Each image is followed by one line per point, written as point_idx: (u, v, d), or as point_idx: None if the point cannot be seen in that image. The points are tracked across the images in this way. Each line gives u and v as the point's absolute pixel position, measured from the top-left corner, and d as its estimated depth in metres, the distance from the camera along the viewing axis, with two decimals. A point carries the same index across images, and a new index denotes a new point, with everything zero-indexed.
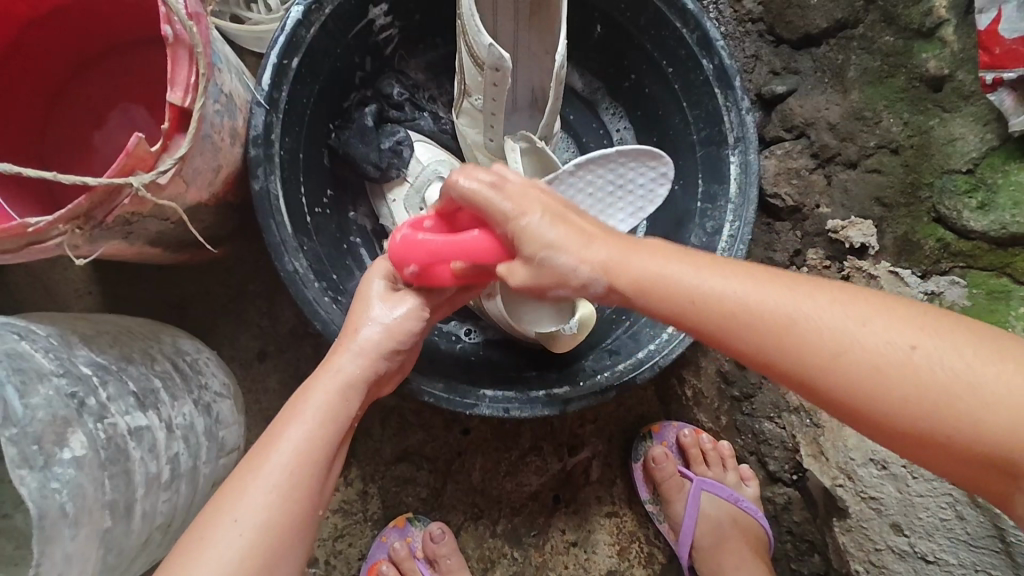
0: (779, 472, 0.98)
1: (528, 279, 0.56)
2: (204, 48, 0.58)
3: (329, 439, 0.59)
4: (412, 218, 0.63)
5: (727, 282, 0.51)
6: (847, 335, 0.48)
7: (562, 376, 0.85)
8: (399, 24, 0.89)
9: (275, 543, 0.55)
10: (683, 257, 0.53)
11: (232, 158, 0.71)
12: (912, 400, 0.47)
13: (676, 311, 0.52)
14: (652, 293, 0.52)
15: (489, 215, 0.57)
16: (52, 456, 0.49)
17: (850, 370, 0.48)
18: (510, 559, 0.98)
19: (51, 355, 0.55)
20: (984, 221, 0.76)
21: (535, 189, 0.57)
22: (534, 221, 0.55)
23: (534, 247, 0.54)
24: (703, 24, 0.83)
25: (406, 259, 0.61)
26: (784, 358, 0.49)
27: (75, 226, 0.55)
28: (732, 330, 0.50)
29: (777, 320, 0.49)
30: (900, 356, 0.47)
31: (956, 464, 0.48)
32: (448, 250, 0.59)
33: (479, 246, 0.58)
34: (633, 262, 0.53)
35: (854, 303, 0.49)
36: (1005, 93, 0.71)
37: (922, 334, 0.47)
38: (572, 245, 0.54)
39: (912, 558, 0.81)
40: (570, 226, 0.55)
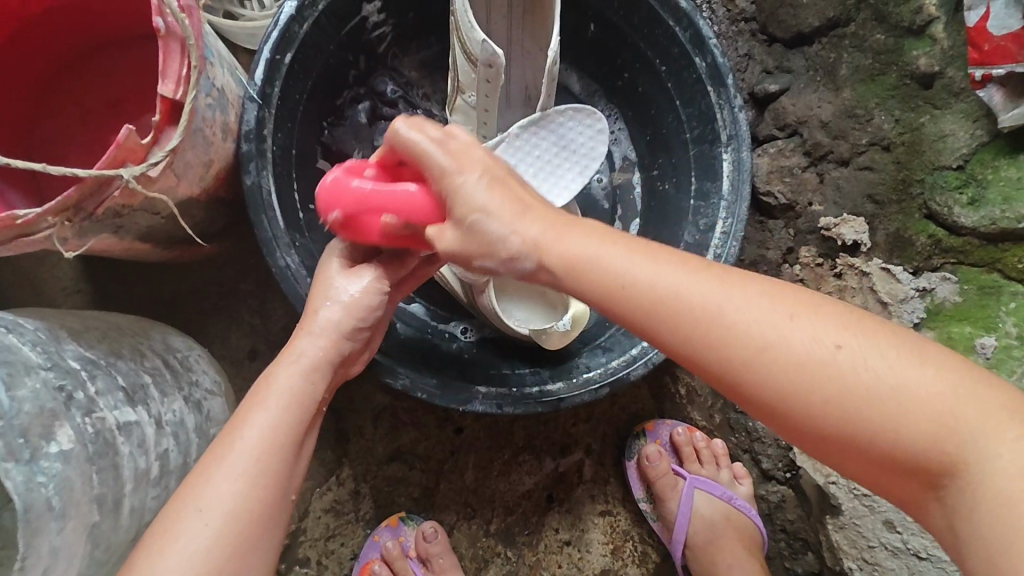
0: (772, 471, 0.99)
1: (456, 240, 0.56)
2: (195, 40, 0.58)
3: (297, 423, 0.59)
4: (352, 165, 0.63)
5: (661, 272, 0.51)
6: (773, 331, 0.49)
7: (556, 373, 0.86)
8: (393, 21, 0.89)
9: (249, 530, 0.55)
10: (620, 243, 0.53)
11: (223, 153, 0.71)
12: (835, 400, 0.48)
13: (602, 294, 0.52)
14: (581, 276, 0.53)
15: (426, 169, 0.58)
16: (39, 449, 0.48)
17: (778, 365, 0.48)
18: (503, 559, 0.97)
19: (39, 348, 0.54)
20: (975, 217, 0.76)
21: (480, 153, 0.58)
22: (469, 181, 0.56)
23: (466, 210, 0.55)
24: (695, 22, 0.83)
25: (331, 205, 0.60)
26: (706, 352, 0.50)
27: (64, 218, 0.55)
28: (659, 318, 0.51)
29: (705, 309, 0.50)
30: (826, 356, 0.48)
31: (871, 470, 0.49)
32: (379, 198, 0.59)
33: (414, 202, 0.59)
34: (567, 241, 0.53)
35: (783, 300, 0.50)
36: (994, 88, 0.72)
37: (845, 334, 0.48)
38: (503, 214, 0.54)
39: (906, 554, 0.80)
40: (504, 193, 0.56)
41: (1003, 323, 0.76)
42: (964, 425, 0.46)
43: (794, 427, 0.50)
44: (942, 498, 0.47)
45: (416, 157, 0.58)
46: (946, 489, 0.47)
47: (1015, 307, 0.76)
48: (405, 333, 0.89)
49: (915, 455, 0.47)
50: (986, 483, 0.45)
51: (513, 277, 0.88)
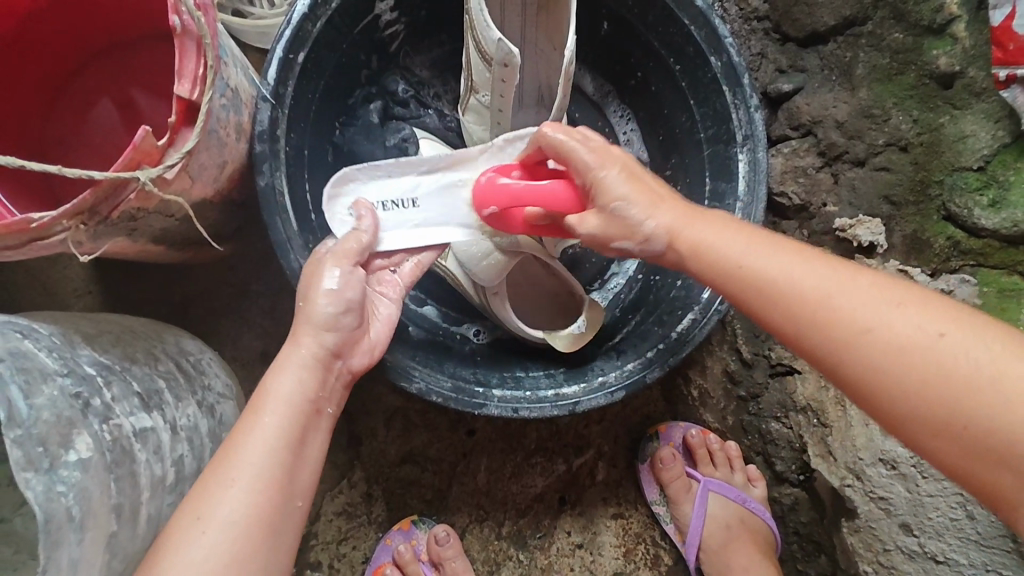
0: (786, 472, 0.97)
1: (598, 225, 0.58)
2: (212, 39, 0.57)
3: (291, 427, 0.58)
4: (502, 164, 0.66)
5: (773, 258, 0.53)
6: (875, 313, 0.50)
7: (570, 376, 0.85)
8: (405, 20, 0.88)
9: (248, 538, 0.54)
10: (737, 232, 0.55)
11: (237, 154, 0.70)
12: (930, 385, 0.48)
13: (719, 275, 0.54)
14: (700, 260, 0.55)
15: (569, 166, 0.59)
16: (58, 457, 0.47)
17: (879, 347, 0.49)
18: (516, 562, 0.97)
19: (55, 355, 0.53)
20: (996, 219, 0.76)
21: (618, 152, 0.59)
22: (610, 177, 0.56)
23: (607, 199, 0.56)
24: (712, 21, 0.82)
25: (488, 201, 0.65)
26: (809, 332, 0.51)
27: (79, 221, 0.54)
28: (762, 299, 0.52)
29: (814, 291, 0.51)
30: (929, 341, 0.48)
31: (969, 462, 0.48)
32: (534, 197, 0.61)
33: (555, 195, 0.61)
34: (694, 226, 0.56)
35: (888, 289, 0.51)
36: (1017, 89, 0.71)
37: (952, 325, 0.48)
38: (642, 205, 0.56)
39: (923, 558, 0.80)
40: (643, 186, 0.57)
41: None
42: None
43: (888, 415, 0.50)
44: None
45: (562, 157, 0.59)
46: None
47: None
48: (418, 337, 0.88)
49: (1016, 449, 0.46)
50: None
51: (524, 276, 0.87)
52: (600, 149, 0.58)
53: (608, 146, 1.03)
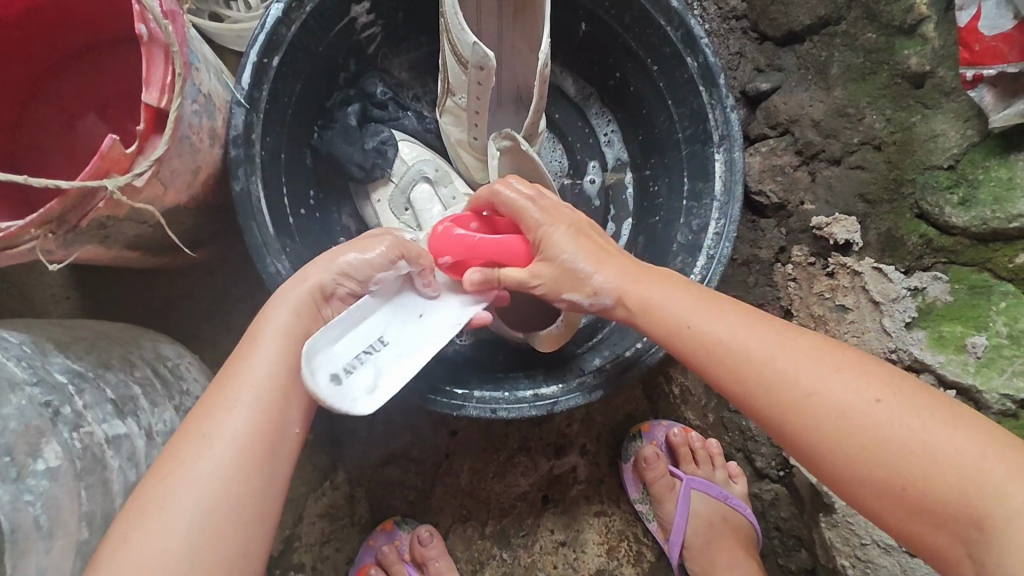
0: (766, 469, 0.99)
1: (553, 272, 0.62)
2: (180, 47, 0.57)
3: (289, 358, 0.56)
4: (456, 217, 0.66)
5: (716, 319, 0.57)
6: (815, 378, 0.53)
7: (549, 376, 0.85)
8: (382, 22, 0.88)
9: (241, 470, 0.52)
10: (693, 294, 0.59)
11: (211, 158, 0.70)
12: (866, 447, 0.50)
13: (671, 334, 0.58)
14: (654, 317, 0.59)
15: (523, 219, 0.63)
16: (25, 467, 0.47)
17: (819, 413, 0.52)
18: (500, 560, 0.97)
19: (24, 364, 0.54)
20: (965, 217, 0.76)
21: (571, 212, 0.65)
22: (558, 233, 0.62)
23: (560, 253, 0.61)
24: (687, 21, 0.82)
25: (442, 250, 0.63)
26: (753, 394, 0.55)
27: (47, 230, 0.54)
28: (709, 357, 0.56)
29: (758, 353, 0.54)
30: (863, 406, 0.51)
31: (906, 520, 0.50)
32: (489, 247, 0.63)
33: (510, 245, 0.64)
34: (646, 284, 0.60)
35: (831, 354, 0.54)
36: (985, 89, 0.72)
37: (891, 392, 0.51)
38: (593, 261, 0.61)
39: (898, 552, 0.81)
40: (591, 242, 0.63)
41: (993, 321, 0.75)
42: (990, 483, 0.47)
43: (835, 476, 0.53)
44: (970, 553, 0.48)
45: (513, 212, 0.64)
46: (975, 544, 0.47)
47: (1005, 306, 0.75)
48: None
49: (945, 510, 0.48)
50: (1011, 541, 0.45)
51: (513, 308, 0.87)
52: (557, 207, 0.65)
53: (588, 146, 1.04)
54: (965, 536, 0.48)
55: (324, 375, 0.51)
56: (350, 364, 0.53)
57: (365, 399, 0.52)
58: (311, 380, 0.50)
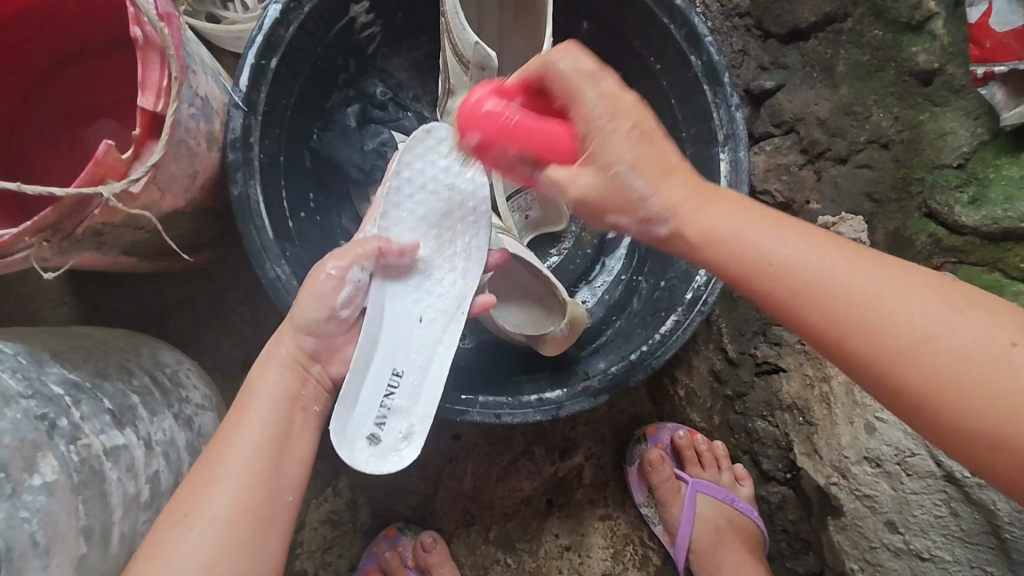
0: (772, 471, 0.97)
1: (596, 185, 0.48)
2: (176, 50, 0.56)
3: (277, 424, 0.57)
4: (494, 82, 0.52)
5: (810, 252, 0.46)
6: (936, 325, 0.44)
7: (554, 380, 0.84)
8: (381, 22, 0.87)
9: (236, 535, 0.53)
10: (772, 224, 0.48)
11: (209, 162, 0.69)
12: (997, 397, 0.43)
13: (751, 275, 0.47)
14: (720, 251, 0.48)
15: (574, 104, 0.47)
16: (21, 482, 0.46)
17: (939, 362, 0.44)
18: (504, 566, 0.96)
19: (19, 376, 0.52)
20: (977, 216, 0.75)
21: (625, 95, 0.48)
22: (617, 129, 0.47)
23: (612, 159, 0.47)
24: (691, 19, 0.81)
25: (471, 126, 0.50)
26: (854, 343, 0.46)
27: (41, 238, 0.53)
28: (803, 304, 0.46)
29: (866, 298, 0.45)
30: (995, 352, 0.44)
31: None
32: (525, 134, 0.48)
33: (552, 133, 0.48)
34: (712, 211, 0.48)
35: (949, 293, 0.46)
36: (995, 87, 0.70)
37: (1018, 331, 0.44)
38: (652, 180, 0.47)
39: (908, 556, 0.79)
40: (656, 149, 0.48)
41: None
42: None
43: (948, 431, 0.45)
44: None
45: (567, 92, 0.48)
46: None
47: (1020, 306, 0.72)
48: None
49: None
50: None
51: (508, 281, 0.87)
52: (612, 89, 0.47)
53: None
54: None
55: (362, 442, 0.59)
56: (379, 420, 0.60)
57: (405, 450, 0.59)
58: (351, 453, 0.58)
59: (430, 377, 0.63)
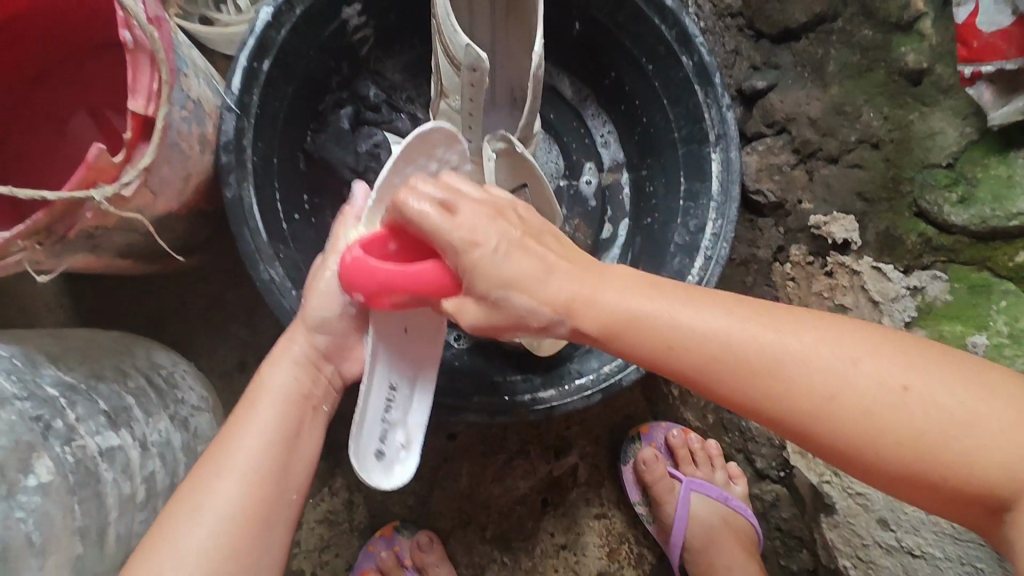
0: (766, 470, 0.99)
1: (483, 317, 0.52)
2: (166, 53, 0.56)
3: (288, 420, 0.58)
4: (369, 238, 0.55)
5: (702, 317, 0.48)
6: (836, 375, 0.46)
7: (547, 380, 0.85)
8: (373, 24, 0.87)
9: (245, 529, 0.53)
10: (666, 293, 0.50)
11: (202, 165, 0.69)
12: (906, 440, 0.45)
13: (655, 352, 0.49)
14: (623, 338, 0.50)
15: (437, 244, 0.51)
16: (16, 483, 0.46)
17: (846, 416, 0.46)
18: (500, 564, 0.97)
19: (14, 377, 0.53)
20: (965, 216, 0.75)
21: (492, 219, 0.52)
22: (486, 256, 0.50)
23: (488, 285, 0.51)
24: (682, 20, 0.82)
25: (352, 286, 0.54)
26: (758, 405, 0.48)
27: (36, 242, 0.54)
28: (700, 373, 0.48)
29: (765, 361, 0.47)
30: (892, 397, 0.45)
31: (950, 504, 0.46)
32: (405, 281, 0.52)
33: (425, 276, 0.52)
34: (600, 289, 0.51)
35: (843, 336, 0.47)
36: (983, 86, 0.71)
37: (914, 374, 0.46)
38: (531, 283, 0.51)
39: (900, 553, 0.80)
40: (529, 257, 0.51)
41: (994, 321, 0.75)
42: None
43: (870, 476, 0.47)
44: (1006, 529, 0.45)
45: (423, 231, 0.51)
46: (1020, 520, 0.45)
47: (1006, 306, 0.75)
48: None
49: (979, 494, 0.45)
50: None
51: None
52: (489, 213, 0.52)
53: (585, 146, 1.02)
54: (1009, 514, 0.45)
55: (371, 462, 0.56)
56: (378, 443, 0.56)
57: (404, 463, 0.58)
58: (367, 475, 0.55)
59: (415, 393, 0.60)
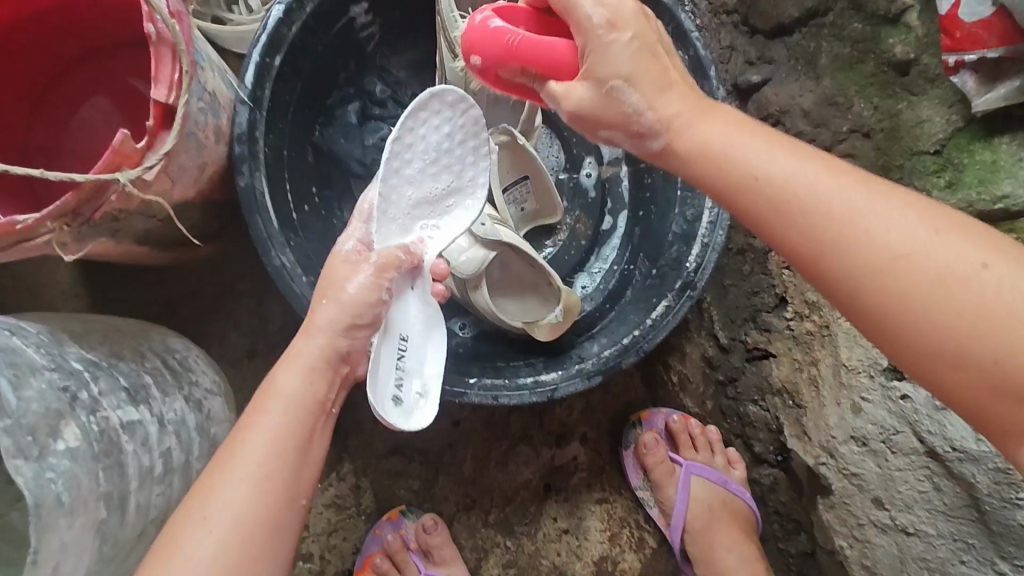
0: (765, 454, 1.00)
1: (588, 100, 0.53)
2: (186, 45, 0.59)
3: (301, 425, 0.58)
4: (498, 4, 0.57)
5: (792, 163, 0.49)
6: (916, 242, 0.46)
7: (549, 364, 0.88)
8: (380, 21, 0.90)
9: (264, 509, 0.55)
10: (765, 137, 0.51)
11: (217, 155, 0.72)
12: (974, 319, 0.45)
13: (734, 183, 0.50)
14: (710, 164, 0.51)
15: (570, 15, 0.52)
16: (47, 446, 0.49)
17: (919, 272, 0.46)
18: (503, 548, 0.99)
19: (43, 351, 0.56)
20: (952, 200, 0.77)
21: (637, 13, 0.52)
22: (619, 41, 0.51)
23: (610, 72, 0.51)
24: (677, 15, 0.85)
25: (476, 48, 0.55)
26: (835, 252, 0.48)
27: (63, 223, 0.57)
28: (783, 211, 0.49)
29: (845, 209, 0.48)
30: (969, 272, 0.46)
31: (983, 400, 0.47)
32: (527, 48, 0.53)
33: (555, 50, 0.53)
34: (701, 128, 0.52)
35: (930, 215, 0.47)
36: (967, 74, 0.74)
37: (996, 256, 0.46)
38: (645, 88, 0.52)
39: (894, 531, 0.82)
40: (655, 61, 0.52)
41: None
42: None
43: (910, 348, 0.48)
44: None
45: (564, 8, 0.52)
46: None
47: None
48: None
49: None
50: None
51: (504, 273, 0.90)
52: (638, 46, 0.51)
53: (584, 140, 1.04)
54: None
55: (387, 404, 0.60)
56: (396, 382, 0.62)
57: (424, 406, 0.62)
58: (385, 417, 0.59)
59: (429, 344, 0.65)
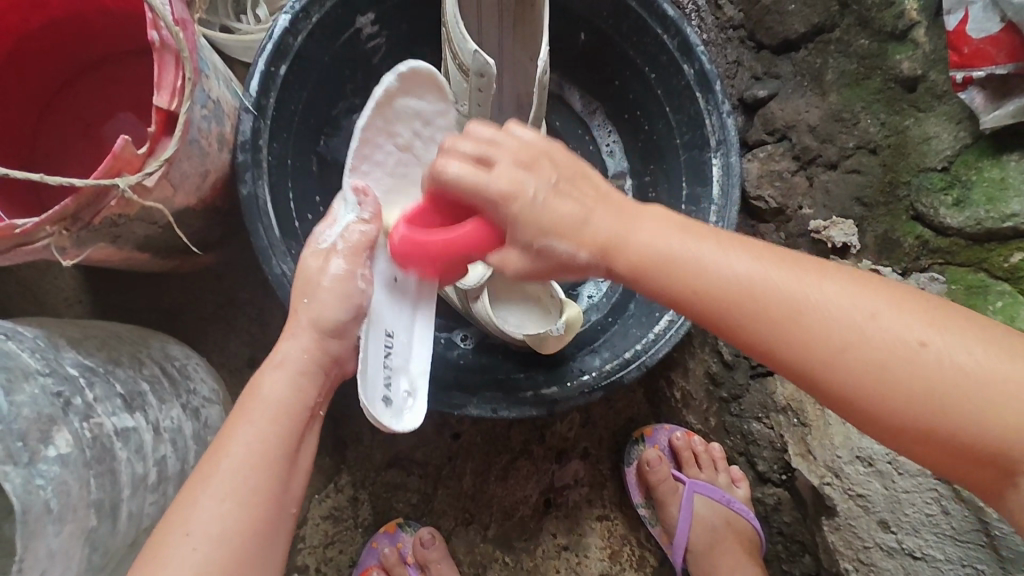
0: (769, 472, 0.98)
1: (523, 265, 0.52)
2: (190, 53, 0.60)
3: (288, 432, 0.57)
4: (407, 212, 0.55)
5: (733, 265, 0.49)
6: (857, 329, 0.47)
7: (549, 378, 0.86)
8: (386, 33, 0.90)
9: (249, 521, 0.54)
10: (700, 233, 0.51)
11: (220, 163, 0.72)
12: (924, 397, 0.47)
13: (675, 296, 0.50)
14: (647, 277, 0.50)
15: (479, 203, 0.51)
16: (37, 452, 0.49)
17: (865, 362, 0.47)
18: (502, 564, 0.97)
19: (37, 355, 0.56)
20: (960, 218, 0.77)
21: (536, 142, 0.53)
22: (527, 190, 0.50)
23: (531, 234, 0.51)
24: (683, 30, 0.85)
25: (405, 259, 0.55)
26: (792, 348, 0.48)
27: (62, 228, 0.57)
28: (730, 312, 0.49)
29: (787, 305, 0.48)
30: (912, 352, 0.47)
31: (946, 461, 0.49)
32: (463, 242, 0.51)
33: (473, 235, 0.51)
34: (632, 239, 0.50)
35: (867, 293, 0.48)
36: (975, 91, 0.73)
37: (931, 329, 0.47)
38: (569, 227, 0.50)
39: (901, 555, 0.80)
40: (568, 189, 0.52)
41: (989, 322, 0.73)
42: None
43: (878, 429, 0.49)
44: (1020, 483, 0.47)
45: (469, 199, 0.51)
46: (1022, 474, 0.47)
47: (1001, 306, 0.73)
48: None
49: (998, 450, 0.47)
50: None
51: (506, 283, 0.88)
52: (522, 160, 0.51)
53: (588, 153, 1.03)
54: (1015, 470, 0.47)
55: (378, 402, 0.54)
56: (386, 381, 0.55)
57: (414, 406, 0.57)
58: (376, 415, 0.53)
59: (415, 335, 0.60)
